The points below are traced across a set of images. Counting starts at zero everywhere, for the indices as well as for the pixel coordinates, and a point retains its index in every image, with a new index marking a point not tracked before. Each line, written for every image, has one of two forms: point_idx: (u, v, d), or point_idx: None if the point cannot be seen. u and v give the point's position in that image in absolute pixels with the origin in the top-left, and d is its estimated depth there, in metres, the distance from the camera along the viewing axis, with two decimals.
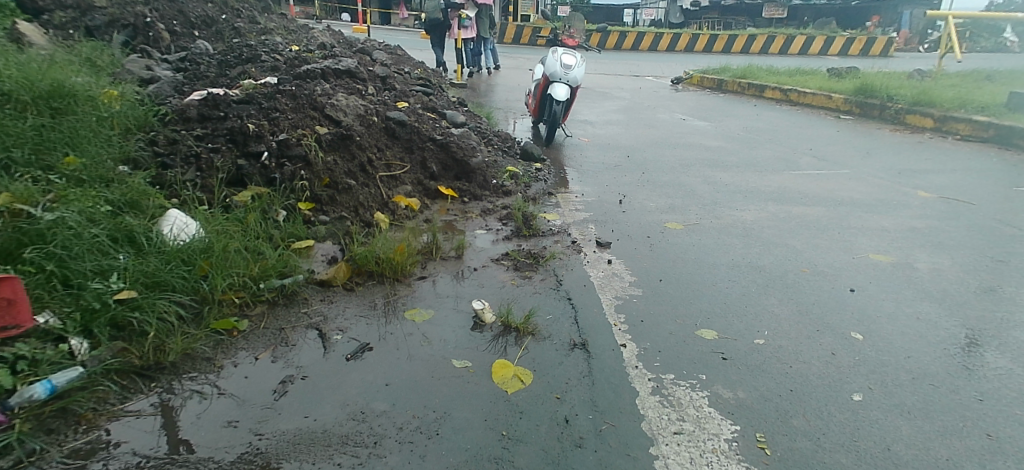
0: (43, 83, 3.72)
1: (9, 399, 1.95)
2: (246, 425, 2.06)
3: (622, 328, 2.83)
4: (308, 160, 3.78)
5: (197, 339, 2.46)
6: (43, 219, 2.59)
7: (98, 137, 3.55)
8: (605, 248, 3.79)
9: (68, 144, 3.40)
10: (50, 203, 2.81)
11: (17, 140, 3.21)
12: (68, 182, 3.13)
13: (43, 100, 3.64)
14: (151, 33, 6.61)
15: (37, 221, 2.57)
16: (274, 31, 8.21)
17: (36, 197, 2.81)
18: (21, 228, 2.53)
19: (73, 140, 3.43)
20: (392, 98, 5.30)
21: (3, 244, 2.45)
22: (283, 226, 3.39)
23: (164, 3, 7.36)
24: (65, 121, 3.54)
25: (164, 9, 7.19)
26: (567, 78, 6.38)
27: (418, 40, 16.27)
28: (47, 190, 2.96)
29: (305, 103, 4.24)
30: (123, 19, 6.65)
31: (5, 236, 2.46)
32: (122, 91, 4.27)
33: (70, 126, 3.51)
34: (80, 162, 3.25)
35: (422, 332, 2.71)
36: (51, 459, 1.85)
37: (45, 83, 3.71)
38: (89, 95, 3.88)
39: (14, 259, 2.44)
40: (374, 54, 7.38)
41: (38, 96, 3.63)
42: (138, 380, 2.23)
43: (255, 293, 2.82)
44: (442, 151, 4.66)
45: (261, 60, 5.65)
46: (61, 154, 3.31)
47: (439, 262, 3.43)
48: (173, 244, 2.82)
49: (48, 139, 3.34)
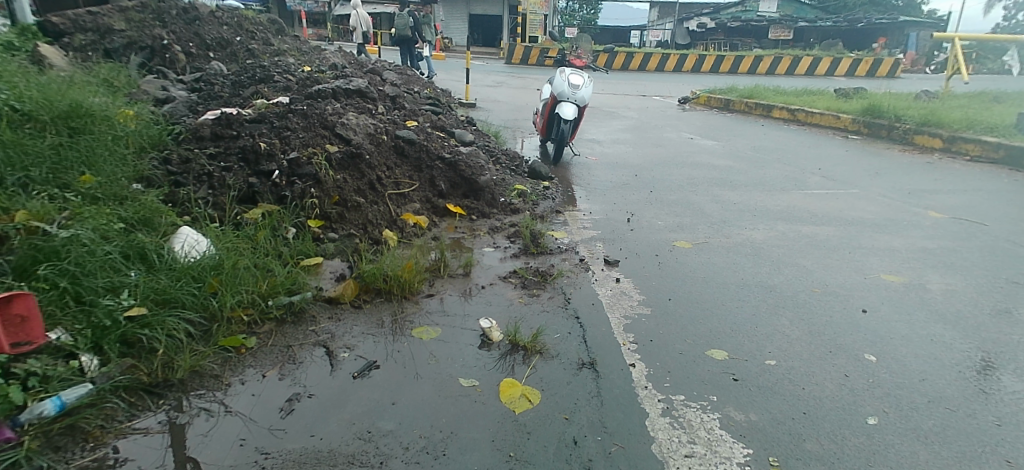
0: (63, 103, 3.78)
1: (19, 415, 1.95)
2: (251, 444, 2.05)
3: (631, 348, 2.81)
4: (318, 178, 3.81)
5: (205, 356, 2.45)
6: (58, 236, 2.62)
7: (113, 156, 3.61)
8: (613, 266, 3.79)
9: (84, 163, 3.44)
10: (65, 221, 2.85)
11: (35, 159, 3.26)
12: (82, 199, 3.16)
13: (62, 119, 3.70)
14: (168, 54, 6.76)
15: (52, 238, 2.61)
16: (288, 53, 8.33)
17: (51, 215, 2.85)
18: (37, 245, 2.56)
19: (89, 159, 3.48)
20: (401, 117, 5.35)
21: (20, 261, 2.48)
22: (293, 243, 3.40)
23: (180, 25, 7.50)
24: (82, 141, 3.58)
25: (181, 31, 7.35)
26: (575, 98, 6.43)
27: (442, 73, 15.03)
28: (63, 207, 2.99)
29: (316, 122, 4.31)
30: (141, 42, 6.80)
31: (21, 254, 2.50)
32: (138, 112, 4.34)
33: (87, 146, 3.56)
34: (95, 180, 3.30)
35: (429, 351, 2.70)
36: None
37: (64, 103, 3.78)
38: (105, 115, 3.94)
39: (28, 276, 2.46)
40: (386, 74, 7.48)
41: (56, 115, 3.69)
42: (146, 397, 2.23)
43: (264, 310, 2.81)
44: (451, 169, 4.68)
45: (273, 82, 5.71)
46: (78, 172, 3.35)
47: (447, 280, 3.43)
48: (184, 261, 2.84)
49: (65, 158, 3.39)
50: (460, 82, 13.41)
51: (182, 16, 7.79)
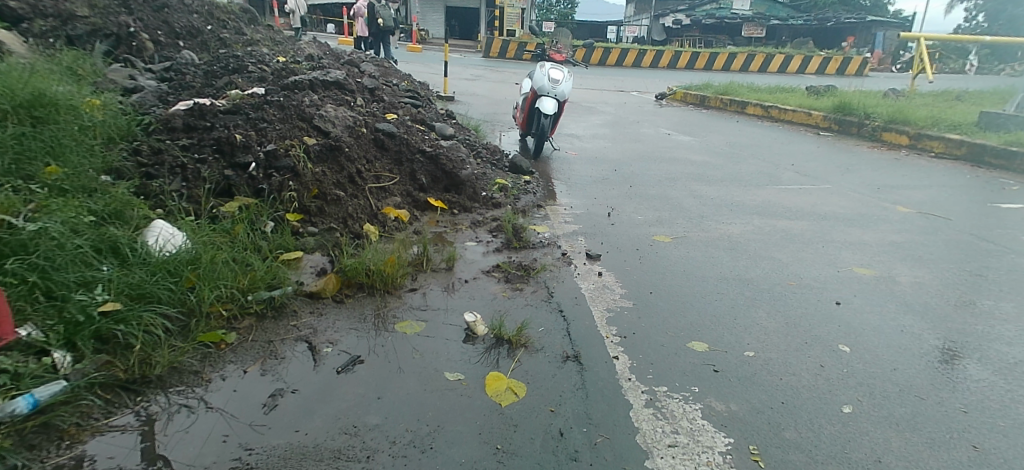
0: (25, 91, 3.63)
1: None
2: (234, 440, 2.02)
3: (614, 340, 2.83)
4: (297, 171, 3.75)
5: (184, 352, 2.41)
6: (25, 229, 2.53)
7: (80, 147, 3.50)
8: (595, 260, 3.81)
9: (50, 154, 3.33)
10: (32, 213, 2.75)
11: None
12: (49, 191, 3.06)
13: (24, 108, 3.56)
14: (135, 42, 6.57)
15: (19, 231, 2.52)
16: (261, 43, 8.16)
17: (17, 207, 2.74)
18: (2, 238, 2.46)
19: (54, 150, 3.37)
20: (381, 110, 5.30)
21: None
22: (271, 237, 3.34)
23: (147, 13, 7.30)
24: (46, 131, 3.46)
25: (148, 19, 7.15)
26: (555, 92, 6.43)
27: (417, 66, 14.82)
28: (29, 200, 2.89)
29: (293, 114, 4.25)
30: (106, 29, 6.59)
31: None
32: (104, 101, 4.21)
33: (52, 136, 3.44)
34: (63, 172, 3.19)
35: (413, 345, 2.68)
36: None
37: (27, 92, 3.64)
38: (71, 104, 3.81)
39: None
40: (363, 66, 7.39)
41: (18, 104, 3.55)
42: (123, 394, 2.17)
43: (243, 305, 2.77)
44: (432, 163, 4.65)
45: (247, 72, 5.59)
46: (42, 164, 3.24)
47: (430, 274, 3.42)
48: (159, 256, 2.77)
49: (29, 148, 3.27)
50: (436, 75, 13.32)
51: (150, 3, 7.58)
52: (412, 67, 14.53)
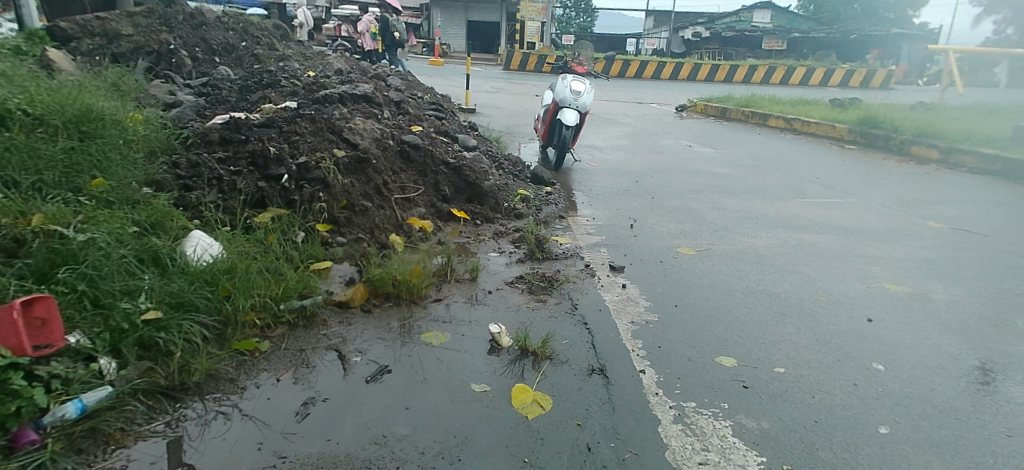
0: (74, 107, 3.77)
1: (43, 417, 1.93)
2: (268, 448, 2.04)
3: (640, 354, 2.82)
4: (327, 182, 3.82)
5: (220, 359, 2.45)
6: (75, 240, 2.62)
7: (124, 160, 3.60)
8: (618, 272, 3.80)
9: (96, 167, 3.43)
10: (80, 224, 2.83)
11: (47, 163, 3.24)
12: (96, 203, 3.15)
13: (73, 124, 3.68)
14: (174, 59, 6.75)
15: (69, 242, 2.60)
16: (295, 57, 8.33)
17: (66, 218, 2.83)
18: (54, 248, 2.56)
19: (101, 164, 3.47)
20: (406, 122, 5.36)
21: (38, 264, 2.49)
22: (302, 247, 3.39)
23: (186, 30, 7.53)
24: (93, 144, 3.57)
25: (187, 37, 7.39)
26: (577, 104, 6.46)
27: (438, 80, 14.98)
28: (77, 211, 2.99)
29: (324, 127, 4.32)
30: (148, 46, 6.81)
31: (40, 257, 2.50)
32: (147, 115, 4.35)
33: (99, 149, 3.55)
34: (108, 184, 3.28)
35: (437, 356, 2.70)
36: None
37: (75, 108, 3.77)
38: (116, 119, 3.94)
39: (48, 279, 2.47)
40: (389, 80, 7.51)
41: (67, 120, 3.68)
42: (163, 400, 2.22)
43: (276, 314, 2.81)
44: (455, 174, 4.70)
45: (281, 85, 5.72)
46: (89, 176, 3.33)
47: (453, 285, 3.44)
48: (197, 265, 2.83)
49: (78, 162, 3.38)
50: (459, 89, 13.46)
51: (189, 20, 7.84)
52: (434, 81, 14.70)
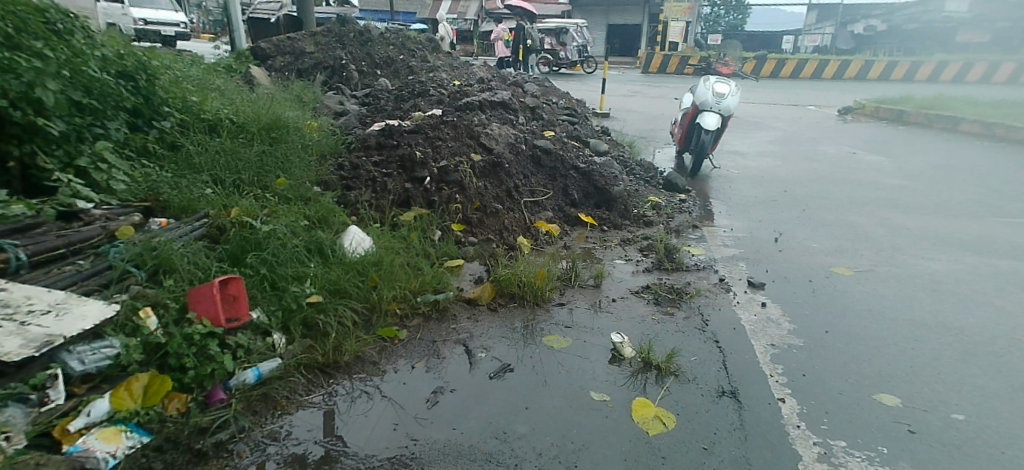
0: (267, 117, 4.61)
1: (229, 380, 2.35)
2: (402, 429, 2.28)
3: (780, 380, 2.72)
4: (463, 184, 4.09)
5: (366, 343, 2.75)
6: (261, 229, 3.11)
7: (301, 162, 4.17)
8: (758, 289, 3.68)
9: (280, 168, 4.02)
10: (266, 217, 3.36)
11: (244, 165, 3.92)
12: (279, 200, 3.69)
13: (265, 131, 4.50)
14: (345, 73, 7.57)
15: (257, 231, 3.10)
16: (442, 68, 8.46)
17: (256, 211, 3.37)
18: (246, 236, 3.07)
19: (285, 165, 4.06)
20: (540, 127, 5.53)
21: (234, 249, 3.00)
22: (438, 245, 3.67)
23: (355, 46, 8.47)
24: (280, 148, 4.26)
25: (357, 53, 8.25)
26: (719, 107, 6.19)
27: (579, 85, 15.13)
28: (264, 206, 3.53)
29: (463, 132, 4.61)
30: (326, 63, 7.81)
31: (235, 243, 3.02)
32: (320, 123, 5.03)
33: (282, 153, 4.19)
34: (288, 183, 3.83)
35: (559, 360, 2.81)
36: (254, 437, 2.18)
37: (268, 117, 4.61)
38: (297, 126, 4.68)
39: (240, 263, 2.96)
40: (526, 86, 7.77)
41: (261, 127, 4.53)
42: (320, 375, 2.54)
43: (414, 305, 3.09)
44: (584, 179, 4.77)
45: (429, 94, 6.15)
46: (275, 176, 3.92)
47: (577, 290, 3.52)
48: (352, 256, 3.19)
49: (268, 164, 4.01)
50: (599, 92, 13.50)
51: (359, 37, 8.78)
52: (575, 85, 14.89)
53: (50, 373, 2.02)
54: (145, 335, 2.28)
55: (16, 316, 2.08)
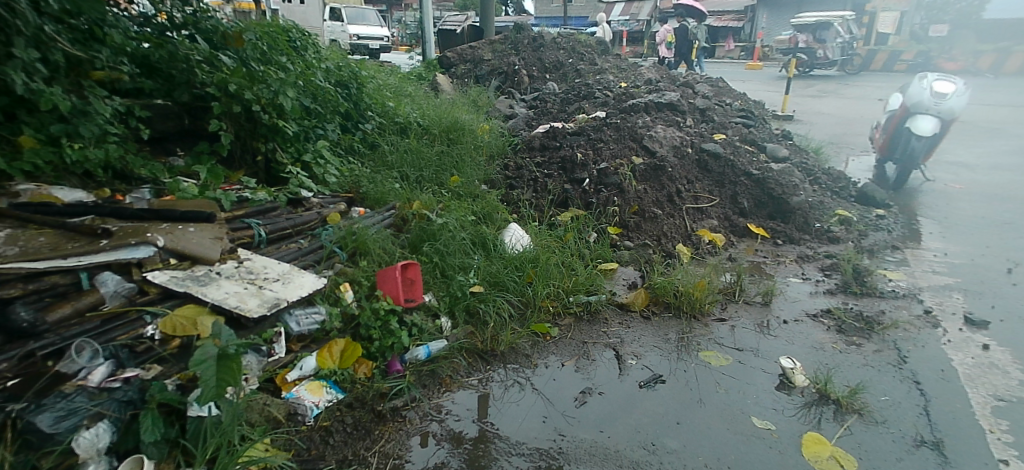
0: (446, 120, 4.91)
1: (405, 354, 2.53)
2: (550, 423, 2.26)
3: (1004, 439, 2.28)
4: (622, 187, 4.06)
5: (520, 335, 2.79)
6: (436, 221, 3.39)
7: (473, 162, 4.43)
8: (978, 329, 3.08)
9: (455, 167, 4.30)
10: (440, 210, 3.63)
11: (426, 162, 4.24)
12: (453, 196, 3.99)
13: (445, 133, 4.79)
14: (516, 78, 7.89)
15: (433, 222, 3.39)
16: (610, 71, 8.20)
17: (433, 205, 3.66)
18: (423, 226, 3.36)
19: (459, 164, 4.34)
20: (710, 130, 5.24)
21: (414, 236, 3.28)
22: (593, 246, 3.62)
23: (528, 51, 8.78)
24: (455, 148, 4.55)
25: (529, 57, 8.54)
26: (939, 109, 5.18)
27: (760, 85, 14.09)
28: (439, 200, 3.83)
29: (626, 135, 4.60)
30: (501, 68, 8.24)
31: (413, 232, 3.30)
32: (492, 126, 5.29)
33: (457, 153, 4.48)
34: (461, 181, 4.11)
35: (716, 378, 2.61)
36: (423, 408, 2.31)
37: (448, 121, 4.91)
38: (471, 129, 4.91)
39: (416, 249, 3.25)
40: (697, 86, 7.42)
41: (442, 129, 4.83)
42: (479, 360, 2.63)
43: (565, 304, 3.07)
44: (758, 186, 4.41)
45: (595, 96, 6.13)
46: (450, 175, 4.20)
47: (742, 306, 3.25)
48: (511, 252, 3.29)
49: (446, 163, 4.30)
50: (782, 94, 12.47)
51: (532, 43, 9.06)
52: (755, 85, 13.91)
53: (276, 331, 2.33)
54: (344, 305, 2.58)
55: (258, 281, 2.43)
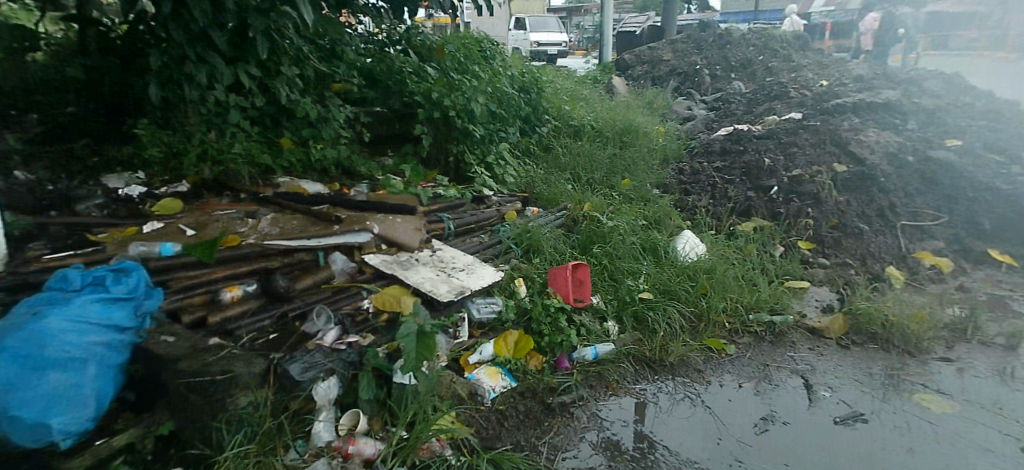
0: (621, 123, 4.85)
1: (573, 352, 2.47)
2: (726, 447, 2.05)
3: None
4: (818, 198, 3.64)
5: (692, 348, 2.59)
6: (607, 224, 3.34)
7: (646, 166, 4.32)
8: None
9: (627, 170, 4.23)
10: (611, 213, 3.57)
11: (599, 165, 4.23)
12: (623, 198, 3.91)
13: (618, 136, 4.74)
14: (697, 78, 7.52)
15: (603, 225, 3.35)
16: (810, 67, 7.42)
17: (604, 207, 3.60)
18: (595, 228, 3.34)
19: (631, 167, 4.26)
20: (938, 134, 4.48)
21: (584, 237, 3.29)
22: (780, 261, 3.28)
23: (713, 50, 8.31)
24: (627, 152, 4.47)
25: (713, 57, 8.08)
26: None
27: None
28: (609, 203, 3.77)
29: (829, 140, 4.18)
30: (681, 68, 7.91)
31: (583, 234, 3.30)
32: (667, 129, 5.10)
33: (630, 157, 4.39)
34: (632, 184, 4.01)
35: (934, 426, 2.18)
36: (590, 408, 2.22)
37: (622, 124, 4.84)
38: (645, 132, 4.82)
39: (586, 251, 3.23)
40: (920, 82, 6.39)
41: (616, 131, 4.77)
42: (647, 369, 2.49)
43: (744, 322, 2.80)
44: (1005, 203, 3.68)
45: (789, 96, 5.59)
46: (621, 177, 4.15)
47: (980, 348, 2.67)
48: (683, 260, 3.12)
49: (617, 165, 4.27)
50: None
51: (718, 41, 8.54)
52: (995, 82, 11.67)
53: (461, 316, 2.43)
54: (518, 299, 2.63)
55: (447, 269, 2.59)
